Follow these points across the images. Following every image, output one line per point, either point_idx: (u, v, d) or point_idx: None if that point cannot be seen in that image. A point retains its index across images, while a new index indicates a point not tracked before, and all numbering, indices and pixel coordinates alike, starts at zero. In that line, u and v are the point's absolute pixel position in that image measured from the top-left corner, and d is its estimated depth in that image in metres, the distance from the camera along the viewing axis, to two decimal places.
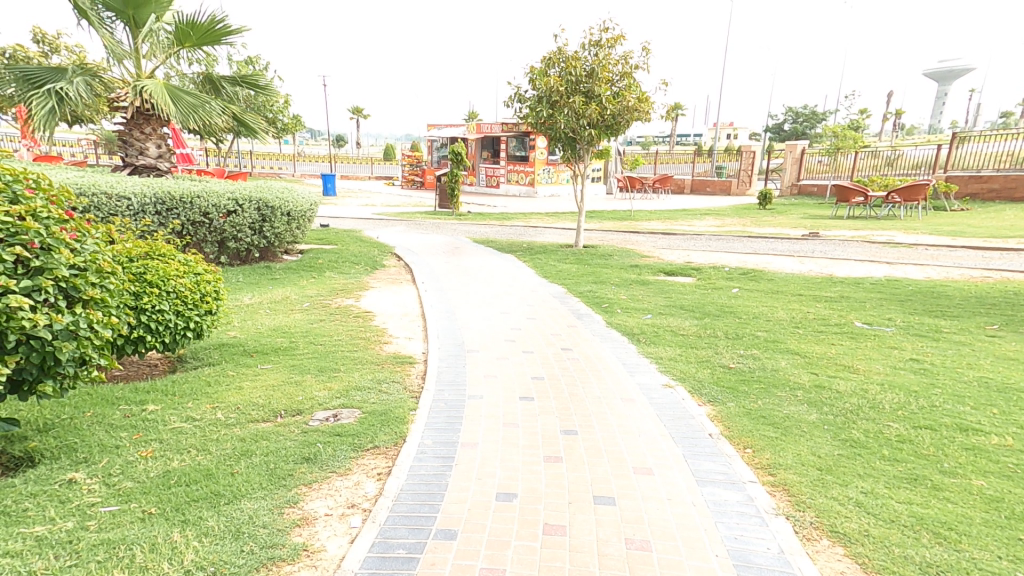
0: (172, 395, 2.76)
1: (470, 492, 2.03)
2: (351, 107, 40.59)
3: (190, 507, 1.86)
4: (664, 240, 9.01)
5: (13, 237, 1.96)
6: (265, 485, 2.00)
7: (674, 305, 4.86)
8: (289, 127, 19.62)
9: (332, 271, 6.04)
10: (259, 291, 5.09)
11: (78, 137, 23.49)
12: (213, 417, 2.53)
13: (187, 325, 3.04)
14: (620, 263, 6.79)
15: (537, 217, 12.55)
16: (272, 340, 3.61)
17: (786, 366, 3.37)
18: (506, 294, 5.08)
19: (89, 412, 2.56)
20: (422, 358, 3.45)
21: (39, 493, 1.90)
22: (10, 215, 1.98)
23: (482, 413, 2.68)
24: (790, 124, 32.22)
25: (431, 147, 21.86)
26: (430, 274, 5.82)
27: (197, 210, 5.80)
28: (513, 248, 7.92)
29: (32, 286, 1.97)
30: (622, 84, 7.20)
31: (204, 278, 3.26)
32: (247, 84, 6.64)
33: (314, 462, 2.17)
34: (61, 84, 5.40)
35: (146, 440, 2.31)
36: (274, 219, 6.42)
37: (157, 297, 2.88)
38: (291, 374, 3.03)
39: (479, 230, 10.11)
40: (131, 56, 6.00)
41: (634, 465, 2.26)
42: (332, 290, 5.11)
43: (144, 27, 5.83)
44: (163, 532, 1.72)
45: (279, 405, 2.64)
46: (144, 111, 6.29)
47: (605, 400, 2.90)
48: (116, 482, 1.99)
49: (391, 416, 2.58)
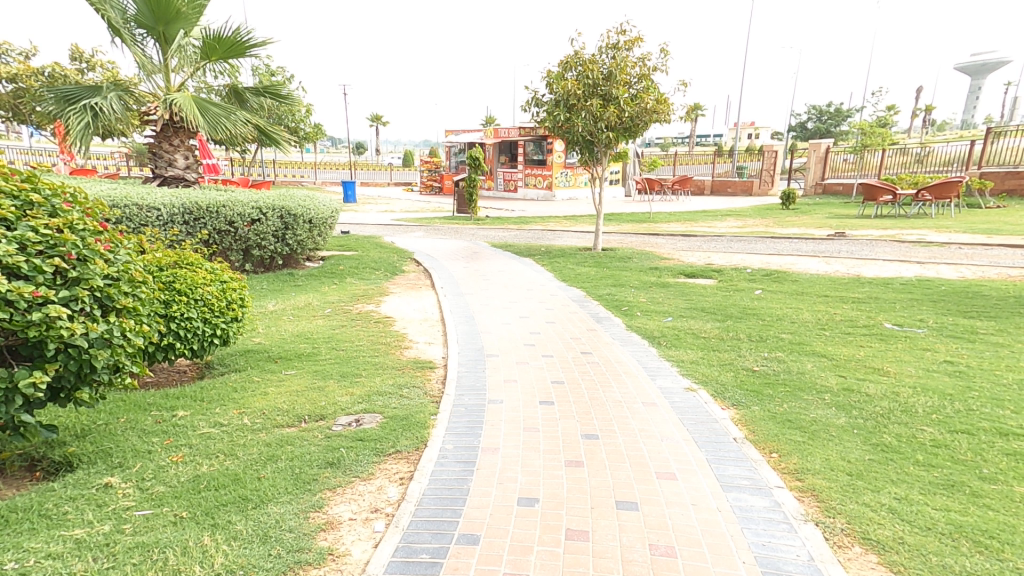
0: (201, 401, 2.82)
1: (492, 497, 2.03)
2: (372, 116, 41.38)
3: (219, 511, 1.89)
4: (685, 242, 8.93)
5: (52, 249, 2.03)
6: (291, 490, 2.03)
7: (696, 307, 4.80)
8: (311, 136, 19.95)
9: (352, 277, 6.11)
10: (282, 297, 5.18)
11: (113, 151, 24.32)
12: (240, 422, 2.57)
13: (214, 332, 3.11)
14: (640, 266, 6.73)
15: (556, 220, 12.54)
16: (296, 346, 3.66)
17: (812, 369, 3.31)
18: (525, 298, 5.08)
19: (122, 418, 2.63)
20: (442, 362, 3.47)
21: (77, 497, 1.96)
22: (49, 227, 2.05)
23: (502, 418, 2.68)
24: (814, 122, 31.70)
25: (449, 152, 22.04)
26: (449, 279, 5.86)
27: (223, 219, 5.93)
28: (531, 251, 7.92)
29: (70, 296, 2.04)
30: (639, 86, 7.16)
31: (230, 285, 3.32)
32: (270, 96, 6.77)
33: (338, 466, 2.20)
34: (96, 99, 5.59)
35: (177, 445, 2.36)
36: (297, 226, 6.52)
37: (186, 304, 2.94)
38: (314, 380, 3.08)
39: (497, 235, 10.13)
40: (161, 70, 6.17)
41: (657, 470, 2.24)
42: (353, 296, 5.17)
43: (173, 44, 5.99)
44: (194, 536, 1.76)
45: (303, 410, 2.68)
46: (173, 124, 6.45)
47: (626, 404, 2.87)
48: (149, 486, 2.04)
49: (412, 421, 2.59)
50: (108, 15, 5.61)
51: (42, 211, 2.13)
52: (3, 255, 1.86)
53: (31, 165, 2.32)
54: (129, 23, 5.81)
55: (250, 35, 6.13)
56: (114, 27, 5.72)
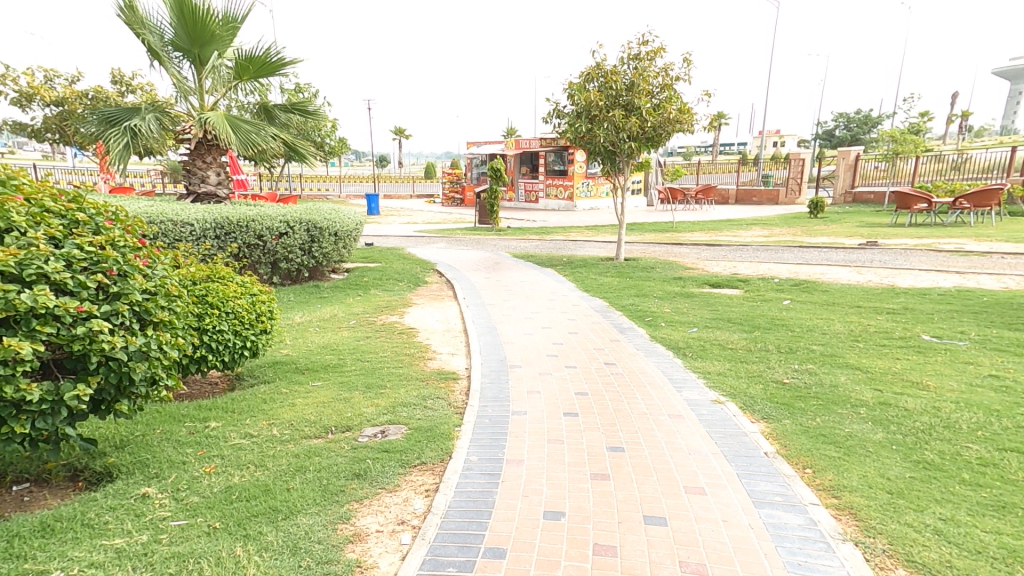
0: (232, 412, 2.88)
1: (518, 510, 2.02)
2: (394, 128, 42.21)
3: (251, 522, 1.92)
4: (709, 251, 8.82)
5: (95, 265, 2.11)
6: (319, 501, 2.05)
7: (722, 318, 4.72)
8: (336, 150, 20.34)
9: (376, 288, 6.19)
10: (308, 309, 5.28)
11: (149, 168, 25.28)
12: (269, 433, 2.62)
13: (245, 344, 3.18)
14: (663, 276, 6.67)
15: (577, 230, 12.52)
16: (322, 357, 3.71)
17: (846, 382, 3.22)
18: (548, 309, 5.07)
19: (158, 429, 2.69)
20: (466, 373, 3.48)
21: (117, 507, 2.01)
22: (93, 245, 2.13)
23: (526, 429, 2.67)
24: (842, 130, 31.18)
25: (471, 164, 22.27)
26: (471, 290, 5.88)
27: (252, 233, 6.07)
28: (553, 261, 7.92)
29: (111, 310, 2.11)
30: (662, 96, 7.14)
31: (260, 298, 3.39)
32: (298, 112, 6.93)
33: (365, 477, 2.21)
34: (135, 121, 5.80)
35: (209, 456, 2.41)
36: (323, 239, 6.64)
37: (218, 317, 3.02)
38: (340, 391, 3.11)
39: (518, 245, 10.15)
40: (196, 91, 6.38)
41: (686, 485, 2.20)
42: (377, 307, 5.22)
43: (207, 65, 6.27)
44: (227, 547, 1.79)
45: (330, 421, 2.71)
46: (207, 142, 6.65)
47: (652, 416, 2.83)
48: (183, 497, 2.08)
49: (437, 432, 2.60)
50: (147, 39, 5.90)
51: (88, 228, 2.23)
52: (51, 271, 1.94)
53: (77, 184, 2.42)
54: (167, 47, 6.06)
55: (280, 55, 6.30)
56: (155, 51, 6.01)
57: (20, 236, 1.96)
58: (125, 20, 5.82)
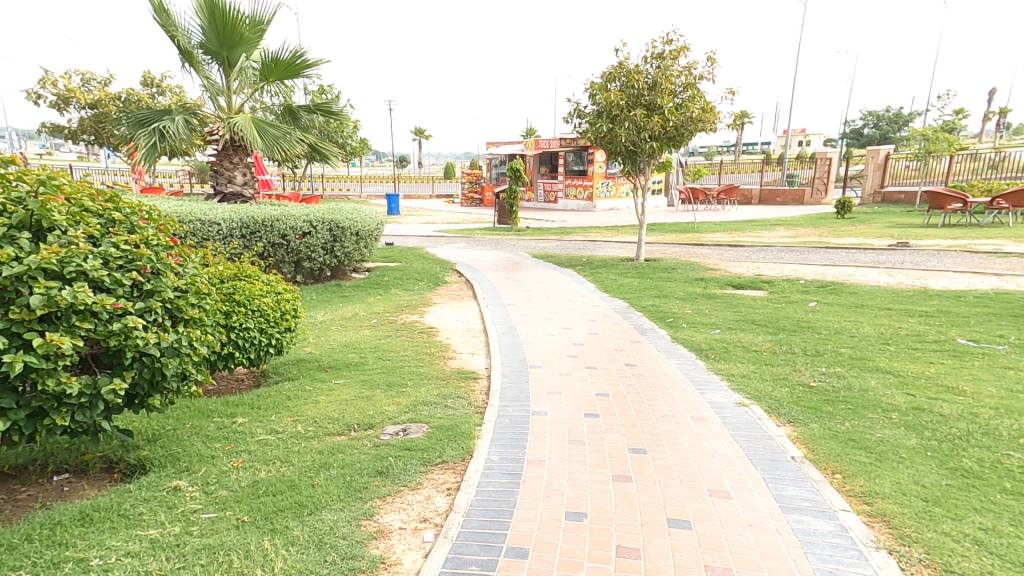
0: (258, 408, 2.93)
1: (539, 511, 2.02)
2: (415, 128, 42.55)
3: (278, 516, 1.95)
4: (731, 252, 8.72)
5: (130, 263, 2.17)
6: (343, 497, 2.08)
7: (745, 320, 4.66)
8: (357, 151, 20.58)
9: (397, 288, 6.24)
10: (330, 308, 5.35)
11: (177, 169, 25.93)
12: (294, 430, 2.66)
13: (270, 341, 3.24)
14: (685, 277, 6.61)
15: (596, 231, 12.48)
16: (344, 356, 3.76)
17: (877, 386, 3.15)
18: (568, 309, 5.05)
19: (188, 423, 2.76)
20: (486, 373, 3.49)
21: (150, 499, 2.06)
22: (129, 243, 2.19)
23: (547, 429, 2.67)
24: (871, 129, 30.59)
25: (490, 164, 22.34)
26: (490, 289, 5.90)
27: (277, 232, 6.16)
28: (572, 262, 7.90)
29: (145, 307, 2.17)
30: (685, 95, 7.07)
31: (284, 296, 3.45)
32: (322, 113, 7.01)
33: (387, 475, 2.23)
34: (164, 121, 5.93)
35: (237, 451, 2.45)
36: (344, 239, 6.72)
37: (244, 315, 3.07)
38: (362, 389, 3.14)
39: (537, 245, 10.15)
40: (223, 92, 6.50)
41: (710, 488, 2.17)
42: (398, 307, 5.27)
43: (236, 67, 6.35)
44: (255, 540, 1.82)
45: (353, 419, 2.74)
46: (234, 144, 6.79)
47: (675, 418, 2.81)
48: (213, 490, 2.13)
49: (457, 432, 2.61)
50: (179, 40, 6.03)
51: (124, 227, 2.29)
52: (89, 268, 1.99)
53: (114, 185, 2.49)
54: (197, 49, 6.20)
55: (306, 57, 6.40)
56: (185, 52, 6.15)
57: (61, 234, 2.02)
58: (158, 21, 5.96)
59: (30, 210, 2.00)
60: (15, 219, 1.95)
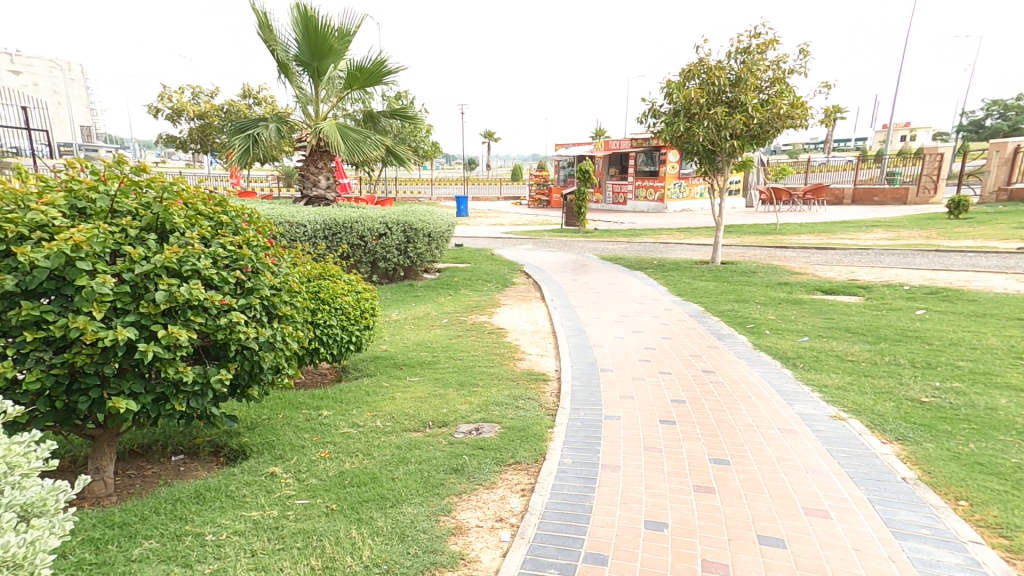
0: (341, 402, 3.07)
1: (617, 518, 1.97)
2: (485, 132, 43.36)
3: (363, 506, 2.02)
4: (820, 255, 8.21)
5: (235, 263, 2.34)
6: (422, 492, 2.12)
7: (838, 327, 4.36)
8: (428, 154, 21.23)
9: (466, 288, 6.35)
10: (403, 307, 5.52)
11: (266, 173, 27.89)
12: (374, 424, 2.76)
13: (350, 338, 3.38)
14: (767, 281, 6.29)
15: (669, 232, 12.15)
16: (418, 354, 3.86)
17: (1005, 405, 2.84)
18: (639, 313, 4.94)
19: (280, 413, 2.93)
20: (556, 375, 3.47)
21: (251, 482, 2.20)
22: (233, 244, 2.36)
23: (621, 435, 2.61)
24: (994, 120, 28.18)
25: (558, 165, 22.36)
26: (558, 291, 5.88)
27: (356, 234, 6.44)
28: (643, 264, 7.73)
29: (247, 304, 2.33)
30: (772, 90, 6.75)
31: (363, 296, 3.60)
32: (399, 118, 7.27)
33: (462, 472, 2.27)
34: (258, 129, 6.36)
35: (324, 442, 2.58)
36: (417, 240, 6.92)
37: (328, 313, 3.22)
38: (435, 387, 3.21)
39: (606, 247, 10.03)
40: (312, 101, 6.89)
41: (805, 506, 2.04)
42: (467, 307, 5.36)
43: (325, 77, 6.73)
44: (343, 528, 1.90)
45: (427, 416, 2.81)
46: (319, 149, 7.13)
47: (760, 429, 2.66)
48: (304, 477, 2.24)
49: (530, 433, 2.61)
50: (278, 52, 6.47)
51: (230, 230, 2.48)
52: (202, 267, 2.16)
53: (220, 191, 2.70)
54: (293, 62, 6.61)
55: (388, 64, 6.65)
56: (284, 65, 6.59)
57: (180, 236, 2.21)
58: (261, 35, 6.40)
59: (155, 214, 2.20)
60: (144, 222, 2.15)
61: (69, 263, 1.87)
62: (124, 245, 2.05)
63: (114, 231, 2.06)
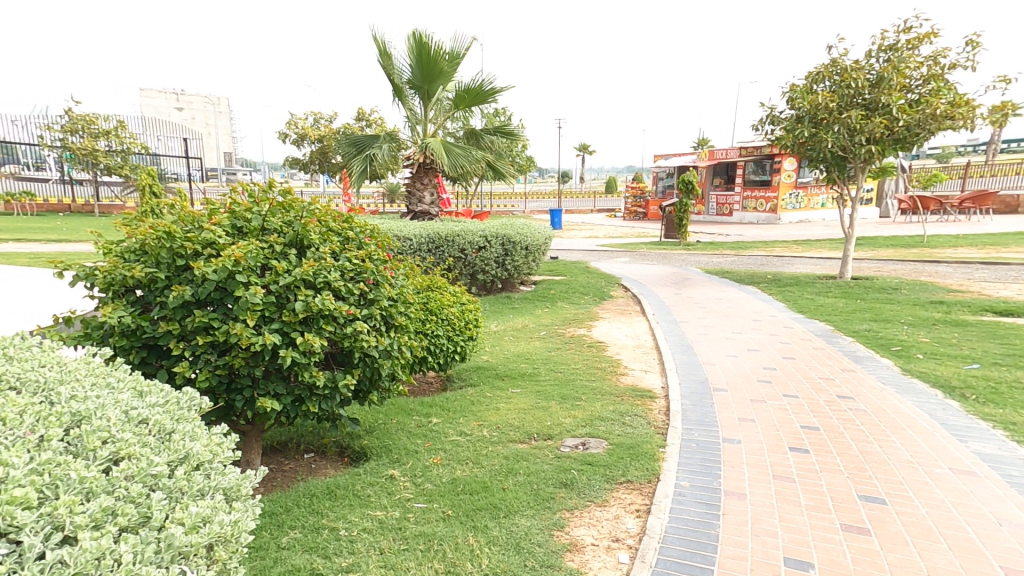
0: (448, 410, 3.12)
1: (749, 550, 1.80)
2: (581, 146, 43.49)
3: (477, 514, 2.01)
4: (979, 271, 7.26)
5: (360, 275, 2.55)
6: (533, 504, 2.07)
7: (1017, 355, 3.76)
8: (523, 168, 21.64)
9: (563, 301, 6.31)
10: (502, 318, 5.58)
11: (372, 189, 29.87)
12: (481, 433, 2.76)
13: (456, 349, 3.44)
14: (913, 299, 5.63)
15: (782, 245, 11.35)
16: (519, 365, 3.85)
17: None
18: (752, 330, 4.61)
19: (394, 418, 3.04)
20: (662, 393, 3.29)
21: (374, 483, 2.28)
22: (358, 258, 2.58)
23: (744, 459, 2.40)
24: None
25: (657, 177, 21.88)
26: (658, 305, 5.66)
27: (457, 247, 6.65)
28: (755, 279, 7.27)
29: (369, 314, 2.51)
30: (925, 89, 6.20)
31: (468, 307, 3.68)
32: (501, 134, 7.49)
33: (572, 487, 2.19)
34: (374, 150, 6.83)
35: (435, 449, 2.61)
36: (516, 253, 7.02)
37: (435, 324, 3.31)
38: (538, 399, 3.17)
39: (710, 261, 9.57)
40: (421, 121, 7.30)
41: (999, 563, 1.72)
42: (565, 320, 5.30)
43: (433, 97, 7.14)
44: (461, 534, 1.89)
45: (532, 428, 2.77)
46: (425, 166, 7.46)
47: (921, 467, 2.33)
48: (420, 482, 2.28)
49: (640, 451, 2.47)
50: (394, 76, 7.03)
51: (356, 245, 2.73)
52: (332, 280, 2.39)
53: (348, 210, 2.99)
54: (407, 85, 7.10)
55: (493, 84, 6.86)
56: (398, 88, 7.10)
57: (315, 250, 2.50)
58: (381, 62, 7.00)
59: (296, 231, 2.52)
60: (287, 239, 2.48)
61: (228, 277, 2.22)
62: (272, 259, 2.37)
63: (264, 247, 2.39)
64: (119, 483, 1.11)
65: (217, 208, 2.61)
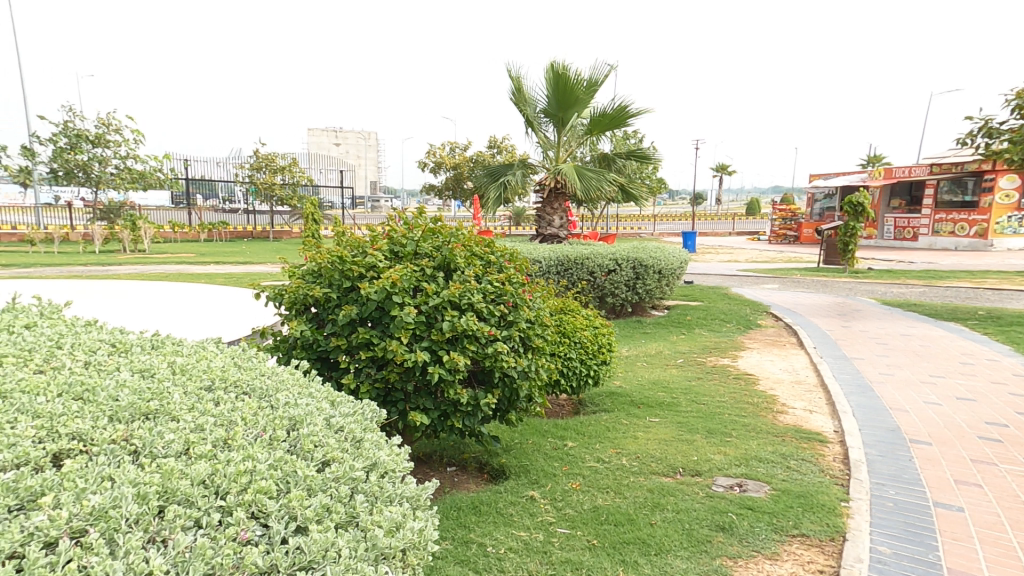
0: (583, 435, 3.12)
1: None
2: (719, 164, 41.65)
3: (625, 548, 2.00)
4: None
5: (498, 298, 3.02)
6: (686, 546, 2.00)
7: None
8: (653, 189, 21.25)
9: (701, 328, 5.97)
10: (633, 343, 5.41)
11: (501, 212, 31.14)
12: (619, 462, 2.70)
13: (591, 374, 3.51)
14: None
15: (980, 277, 9.74)
16: (655, 394, 3.68)
17: None
18: (949, 376, 4.03)
19: (529, 439, 3.21)
20: (834, 437, 2.99)
21: (516, 502, 2.39)
22: (498, 282, 3.07)
23: (973, 532, 2.13)
24: None
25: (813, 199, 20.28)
26: (824, 338, 5.17)
27: (586, 269, 6.60)
28: (947, 314, 6.32)
29: (507, 335, 2.99)
30: None
31: (602, 331, 3.73)
32: (635, 158, 7.49)
33: (730, 533, 2.07)
34: (508, 176, 7.23)
35: (573, 473, 2.62)
36: (647, 276, 6.80)
37: (569, 347, 3.40)
38: (680, 431, 3.04)
39: (883, 292, 8.50)
40: (554, 148, 7.47)
41: None
42: (705, 348, 4.97)
43: (567, 125, 7.24)
44: (609, 566, 1.91)
45: (676, 461, 2.66)
46: (556, 191, 7.53)
47: None
48: (562, 506, 2.32)
49: (812, 502, 2.27)
50: (528, 109, 7.29)
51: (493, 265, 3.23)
52: (474, 301, 2.90)
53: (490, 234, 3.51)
54: (541, 115, 7.31)
55: (630, 108, 6.83)
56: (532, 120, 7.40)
57: (460, 273, 3.03)
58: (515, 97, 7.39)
59: (444, 256, 3.05)
60: (436, 262, 3.01)
61: (388, 297, 2.79)
62: (423, 282, 2.91)
63: (418, 272, 2.95)
64: (331, 483, 1.52)
65: (379, 230, 3.27)
